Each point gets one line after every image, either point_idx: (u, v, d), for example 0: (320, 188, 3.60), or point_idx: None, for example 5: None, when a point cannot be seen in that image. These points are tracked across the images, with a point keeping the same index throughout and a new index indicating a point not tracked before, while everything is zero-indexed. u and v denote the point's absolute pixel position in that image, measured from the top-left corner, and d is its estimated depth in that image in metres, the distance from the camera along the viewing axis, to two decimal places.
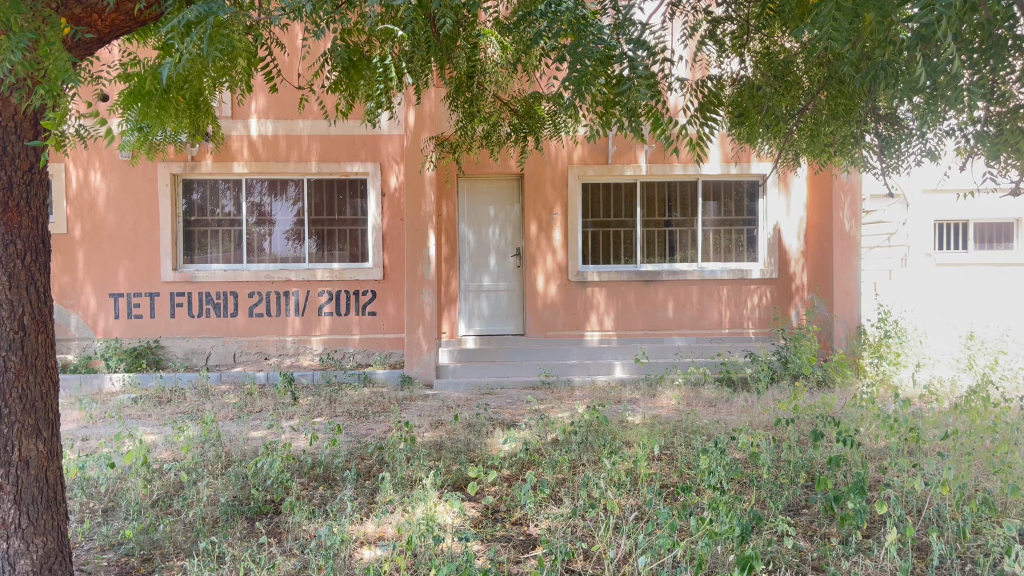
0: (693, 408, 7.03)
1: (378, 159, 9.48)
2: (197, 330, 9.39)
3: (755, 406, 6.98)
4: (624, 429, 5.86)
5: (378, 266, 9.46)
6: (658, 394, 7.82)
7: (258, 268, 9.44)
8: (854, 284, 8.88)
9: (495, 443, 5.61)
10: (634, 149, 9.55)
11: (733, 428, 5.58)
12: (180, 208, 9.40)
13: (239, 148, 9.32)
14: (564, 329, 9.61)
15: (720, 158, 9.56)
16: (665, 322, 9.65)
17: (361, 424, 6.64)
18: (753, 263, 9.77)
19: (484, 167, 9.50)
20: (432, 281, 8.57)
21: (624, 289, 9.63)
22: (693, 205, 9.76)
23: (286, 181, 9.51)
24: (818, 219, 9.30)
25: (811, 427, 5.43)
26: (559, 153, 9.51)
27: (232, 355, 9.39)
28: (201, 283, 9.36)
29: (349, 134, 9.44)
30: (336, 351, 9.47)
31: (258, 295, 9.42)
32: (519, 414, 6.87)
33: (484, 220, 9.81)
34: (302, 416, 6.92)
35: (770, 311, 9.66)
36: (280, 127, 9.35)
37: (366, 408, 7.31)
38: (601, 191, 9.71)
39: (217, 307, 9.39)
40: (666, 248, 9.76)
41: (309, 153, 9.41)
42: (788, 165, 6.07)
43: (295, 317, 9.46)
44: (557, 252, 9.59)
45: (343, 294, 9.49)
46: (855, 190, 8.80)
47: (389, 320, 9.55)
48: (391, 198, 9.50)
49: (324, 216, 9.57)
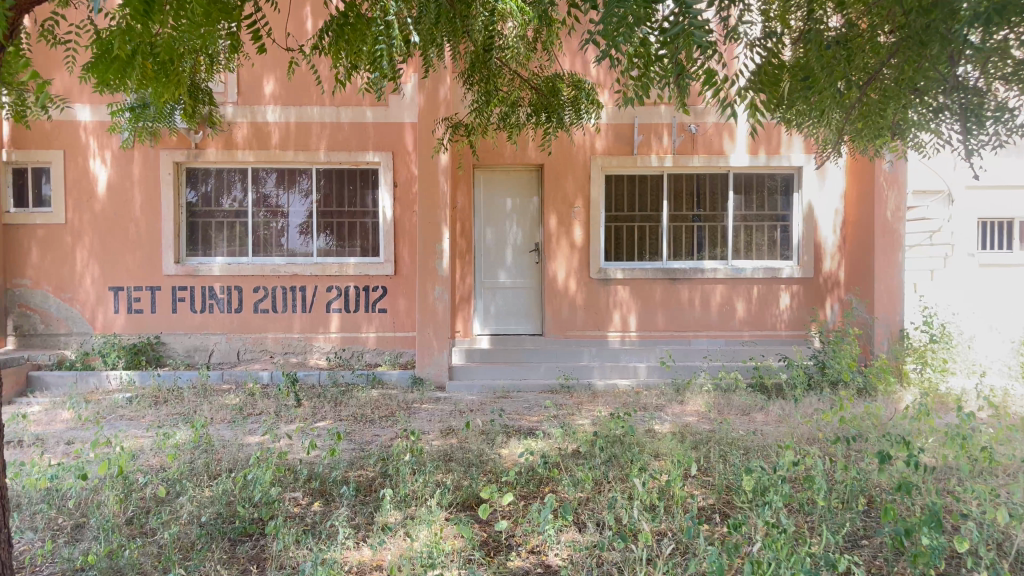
0: (726, 418, 6.50)
1: (391, 148, 9.00)
2: (199, 326, 8.96)
3: (793, 416, 6.44)
4: (653, 442, 5.35)
5: (390, 261, 8.97)
6: (686, 400, 7.29)
7: (264, 262, 8.99)
8: (897, 285, 8.29)
9: (512, 457, 5.12)
10: (660, 138, 9.02)
11: (773, 444, 5.07)
12: (183, 199, 8.97)
13: (245, 136, 8.87)
14: (584, 329, 9.09)
15: (749, 149, 9.00)
16: (693, 323, 9.10)
17: (368, 430, 6.18)
18: (787, 261, 9.19)
19: (501, 157, 8.99)
20: (446, 277, 8.11)
21: (648, 288, 9.10)
22: (723, 199, 9.20)
23: (295, 170, 9.05)
24: (857, 215, 8.72)
25: (862, 442, 4.93)
26: (580, 142, 9.01)
27: (236, 353, 8.96)
28: (204, 277, 8.92)
29: (360, 122, 8.96)
30: (345, 350, 8.99)
31: (263, 290, 8.97)
32: (537, 421, 6.38)
33: (501, 213, 9.29)
34: (303, 421, 6.47)
35: (804, 311, 9.08)
36: (289, 114, 8.90)
37: (374, 412, 6.84)
38: (625, 183, 9.18)
39: (221, 302, 8.95)
40: (693, 244, 9.19)
41: (319, 142, 8.95)
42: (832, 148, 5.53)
43: (302, 314, 9.00)
44: (580, 247, 9.08)
45: (352, 290, 9.01)
46: (899, 183, 8.20)
47: (401, 317, 9.05)
48: (404, 189, 9.00)
49: (335, 208, 9.08)
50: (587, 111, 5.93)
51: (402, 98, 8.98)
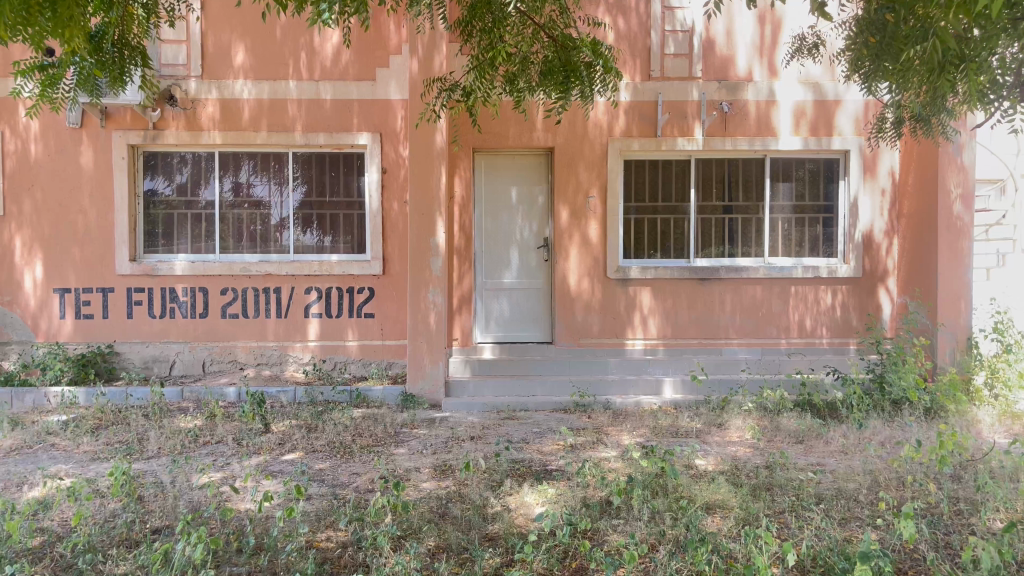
0: (780, 450, 5.40)
1: (379, 129, 7.84)
2: (159, 334, 7.81)
3: (861, 449, 5.35)
4: (702, 490, 4.28)
5: (377, 259, 7.81)
6: (726, 426, 6.20)
7: (234, 259, 7.85)
8: (964, 287, 7.16)
9: (525, 515, 4.02)
10: (688, 117, 7.89)
11: (865, 510, 4.00)
12: (141, 187, 7.83)
13: (211, 114, 7.72)
14: (600, 337, 7.97)
15: (797, 132, 7.91)
16: (724, 329, 8.00)
17: (345, 467, 5.06)
18: (831, 259, 8.08)
19: (506, 138, 7.86)
20: (442, 277, 7.03)
21: (673, 289, 7.98)
22: (759, 187, 8.07)
23: (268, 155, 7.89)
24: (916, 206, 7.59)
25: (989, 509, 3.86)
26: (596, 122, 7.88)
27: (201, 364, 7.83)
28: (164, 277, 7.77)
29: (344, 98, 7.80)
30: (326, 361, 7.86)
31: (232, 292, 7.82)
32: (552, 454, 5.30)
33: (505, 204, 8.12)
34: (268, 454, 5.36)
35: (851, 316, 7.96)
36: (262, 90, 7.75)
37: (355, 439, 5.74)
38: (646, 170, 8.05)
39: (183, 307, 7.80)
40: (723, 239, 8.08)
41: (295, 121, 7.79)
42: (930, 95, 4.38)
43: (277, 320, 7.86)
44: (595, 243, 7.94)
45: (334, 291, 7.86)
46: (965, 170, 7.10)
47: (390, 323, 7.90)
48: (394, 175, 7.84)
49: (315, 198, 7.93)
50: (614, 77, 4.79)
51: (391, 71, 7.82)
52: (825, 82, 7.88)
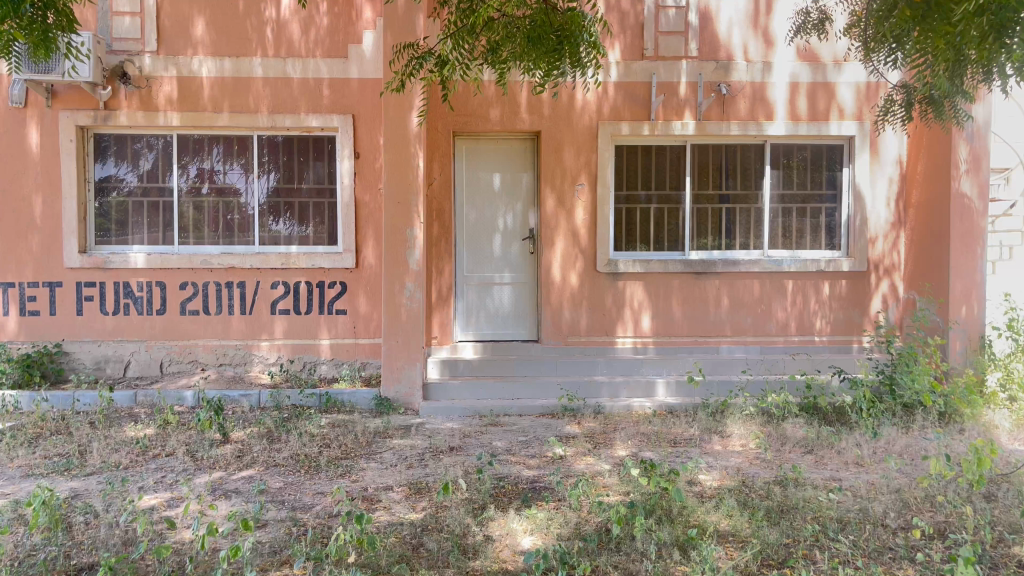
0: (788, 463, 4.94)
1: (351, 110, 7.25)
2: (112, 332, 7.21)
3: (878, 461, 4.91)
4: (711, 516, 3.80)
5: (350, 251, 7.24)
6: (727, 433, 5.72)
7: (194, 251, 7.25)
8: (976, 282, 6.72)
9: (511, 548, 3.52)
10: (683, 100, 7.38)
11: (896, 541, 3.55)
12: (92, 173, 7.20)
13: (168, 94, 7.11)
14: (588, 334, 7.47)
15: (788, 116, 7.42)
16: (720, 326, 7.52)
17: (309, 485, 4.53)
18: (833, 252, 7.62)
19: (488, 121, 7.31)
20: (419, 272, 6.49)
21: (666, 284, 7.48)
22: (758, 175, 7.57)
23: (231, 138, 7.28)
24: (925, 195, 7.13)
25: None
26: (586, 104, 7.35)
27: (159, 365, 7.24)
28: (118, 270, 7.16)
29: (313, 77, 7.21)
30: (294, 361, 7.30)
31: (192, 287, 7.23)
32: (540, 469, 4.80)
33: (487, 192, 7.57)
34: (224, 471, 4.81)
35: (855, 312, 7.51)
36: (223, 67, 7.13)
37: (322, 451, 5.20)
38: (639, 156, 7.53)
39: (138, 302, 7.20)
40: (720, 230, 7.58)
41: (259, 102, 7.19)
42: (969, 71, 3.88)
43: (241, 317, 7.27)
44: (584, 233, 7.42)
45: (303, 286, 7.29)
46: (979, 157, 6.64)
47: (364, 320, 7.34)
48: (368, 161, 7.27)
49: (283, 185, 7.33)
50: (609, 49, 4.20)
51: (365, 48, 7.23)
52: (825, 62, 7.38)
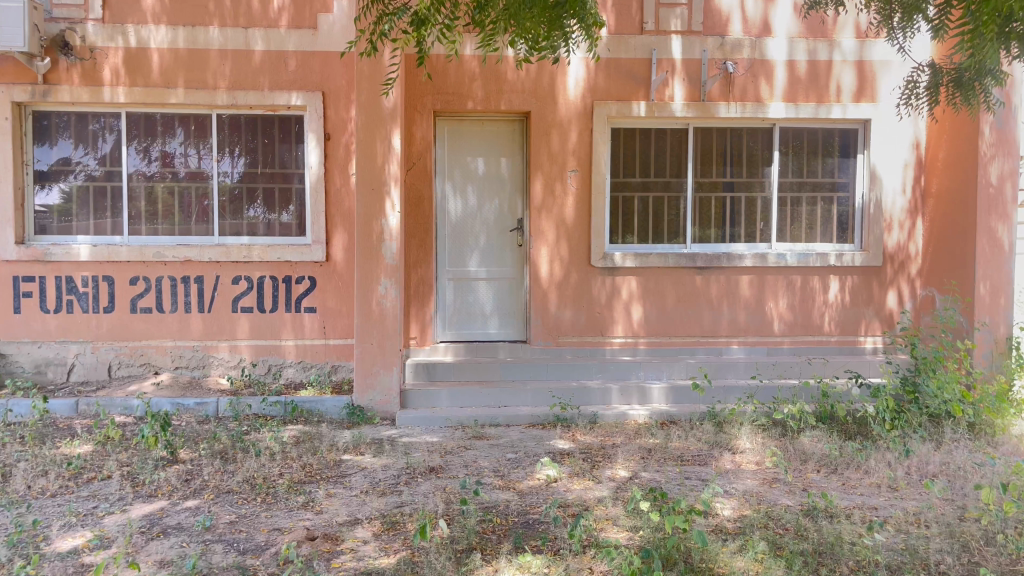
0: (813, 487, 4.36)
1: (321, 87, 6.56)
2: (54, 332, 6.50)
3: (912, 485, 4.35)
4: (738, 564, 3.21)
5: (319, 242, 6.57)
6: (738, 448, 5.14)
7: (146, 243, 6.54)
8: (1003, 278, 6.20)
9: None
10: (684, 77, 6.77)
11: None
12: (30, 153, 6.46)
13: (115, 66, 6.38)
14: (581, 335, 6.85)
15: (783, 96, 6.82)
16: (724, 326, 6.93)
17: (264, 519, 3.89)
18: (845, 246, 7.05)
19: (471, 100, 6.65)
20: (395, 267, 5.83)
21: (666, 279, 6.88)
22: (766, 161, 6.96)
23: (187, 117, 6.56)
24: (946, 184, 6.58)
25: None
26: (579, 83, 6.72)
27: (107, 368, 6.53)
28: (60, 263, 6.43)
29: (277, 49, 6.50)
30: (258, 364, 6.63)
31: (144, 282, 6.52)
32: (533, 497, 4.19)
33: (470, 178, 6.91)
34: (166, 500, 4.15)
35: (868, 310, 6.95)
36: (177, 37, 6.41)
37: (283, 473, 4.55)
38: (637, 139, 6.90)
39: (84, 299, 6.48)
40: (724, 220, 6.98)
41: (218, 77, 6.48)
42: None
43: (199, 315, 6.58)
44: (576, 224, 6.79)
45: (267, 281, 6.61)
46: (1008, 144, 6.13)
47: (335, 319, 6.68)
48: (339, 143, 6.59)
49: (245, 170, 6.63)
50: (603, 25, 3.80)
51: (336, 17, 6.54)
52: (835, 38, 6.80)
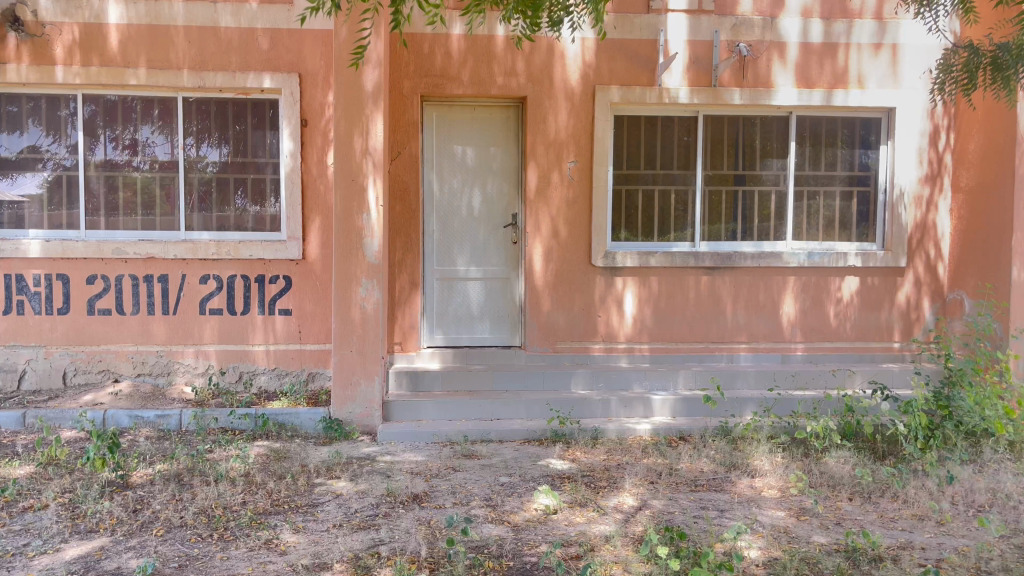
0: (848, 521, 3.84)
1: (296, 69, 5.98)
2: (3, 336, 5.92)
3: (960, 519, 3.84)
4: None
5: (295, 239, 6.00)
6: (758, 471, 4.62)
7: (105, 239, 5.96)
8: None
9: None
10: (693, 62, 6.23)
11: None
12: None
13: (70, 44, 5.79)
14: (580, 340, 6.32)
15: (794, 81, 6.29)
16: (734, 331, 6.41)
17: (218, 562, 3.35)
18: (866, 245, 6.52)
19: (460, 83, 6.10)
20: (377, 266, 5.27)
21: (672, 280, 6.35)
22: (781, 153, 6.43)
23: (151, 100, 5.97)
24: (977, 179, 6.18)
25: None
26: (579, 66, 6.17)
27: (61, 376, 5.96)
28: (10, 261, 5.86)
29: (248, 26, 5.93)
30: (227, 371, 6.07)
31: (102, 281, 5.95)
32: (529, 533, 3.65)
33: (460, 169, 6.35)
34: (107, 538, 3.59)
35: (889, 314, 6.44)
36: (138, 13, 5.83)
37: (245, 502, 4.00)
38: (642, 128, 6.35)
39: (36, 300, 5.91)
40: (735, 217, 6.45)
41: (183, 57, 5.90)
42: None
43: (163, 318, 6.02)
44: (574, 220, 6.25)
45: (238, 281, 6.05)
46: None
47: (312, 322, 6.12)
48: (316, 130, 6.02)
49: (215, 159, 6.05)
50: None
51: None
52: (856, 18, 6.28)
